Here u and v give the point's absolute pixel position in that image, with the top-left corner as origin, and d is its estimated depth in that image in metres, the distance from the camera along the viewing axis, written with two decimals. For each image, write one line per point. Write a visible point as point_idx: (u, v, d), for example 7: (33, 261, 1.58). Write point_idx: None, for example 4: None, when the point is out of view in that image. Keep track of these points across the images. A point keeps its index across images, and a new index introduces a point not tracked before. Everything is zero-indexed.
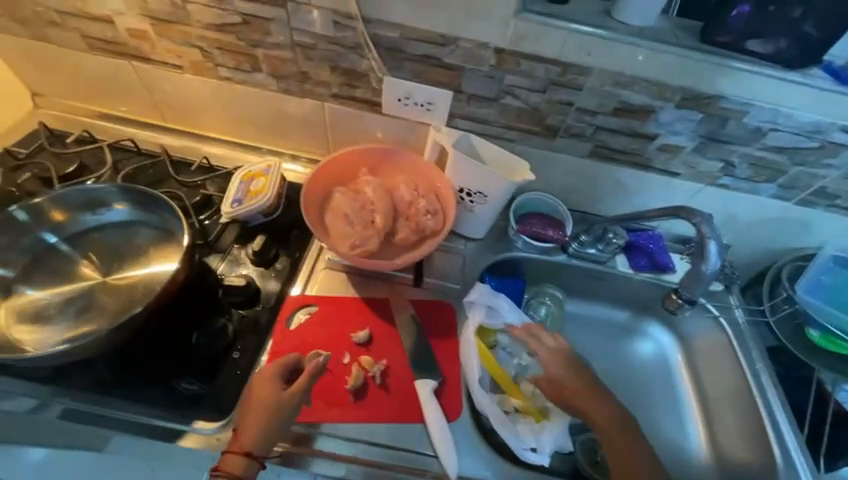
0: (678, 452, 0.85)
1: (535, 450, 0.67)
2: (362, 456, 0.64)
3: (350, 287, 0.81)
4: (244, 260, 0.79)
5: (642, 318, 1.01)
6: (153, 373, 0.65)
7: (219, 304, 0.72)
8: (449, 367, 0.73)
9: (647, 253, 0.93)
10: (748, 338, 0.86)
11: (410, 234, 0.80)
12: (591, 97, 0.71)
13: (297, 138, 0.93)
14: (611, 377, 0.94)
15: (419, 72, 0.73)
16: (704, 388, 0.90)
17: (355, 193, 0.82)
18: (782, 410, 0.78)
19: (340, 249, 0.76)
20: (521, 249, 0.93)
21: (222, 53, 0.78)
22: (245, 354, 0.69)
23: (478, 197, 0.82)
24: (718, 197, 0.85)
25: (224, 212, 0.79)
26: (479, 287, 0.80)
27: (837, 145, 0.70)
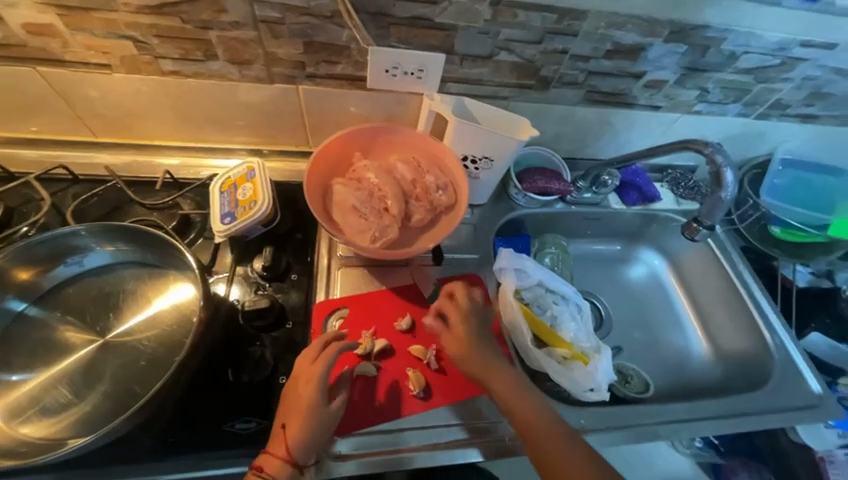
0: (685, 355, 0.97)
1: (593, 389, 0.73)
2: (442, 440, 0.65)
3: (373, 280, 0.78)
4: (254, 278, 0.71)
5: (634, 247, 1.09)
6: (196, 424, 0.58)
7: (245, 332, 0.65)
8: (495, 336, 0.75)
9: (636, 187, 0.99)
10: (726, 244, 0.99)
11: (426, 214, 0.76)
12: (586, 42, 0.70)
13: (270, 131, 0.83)
14: (618, 305, 1.03)
15: (408, 37, 0.66)
16: (695, 295, 1.02)
17: (356, 182, 0.76)
18: (765, 298, 0.91)
19: (358, 245, 0.71)
20: (523, 205, 0.94)
21: (163, 41, 0.64)
22: (292, 376, 0.64)
23: (483, 163, 0.80)
24: (692, 124, 0.92)
25: (216, 231, 0.70)
26: (505, 253, 0.81)
27: (795, 59, 0.77)
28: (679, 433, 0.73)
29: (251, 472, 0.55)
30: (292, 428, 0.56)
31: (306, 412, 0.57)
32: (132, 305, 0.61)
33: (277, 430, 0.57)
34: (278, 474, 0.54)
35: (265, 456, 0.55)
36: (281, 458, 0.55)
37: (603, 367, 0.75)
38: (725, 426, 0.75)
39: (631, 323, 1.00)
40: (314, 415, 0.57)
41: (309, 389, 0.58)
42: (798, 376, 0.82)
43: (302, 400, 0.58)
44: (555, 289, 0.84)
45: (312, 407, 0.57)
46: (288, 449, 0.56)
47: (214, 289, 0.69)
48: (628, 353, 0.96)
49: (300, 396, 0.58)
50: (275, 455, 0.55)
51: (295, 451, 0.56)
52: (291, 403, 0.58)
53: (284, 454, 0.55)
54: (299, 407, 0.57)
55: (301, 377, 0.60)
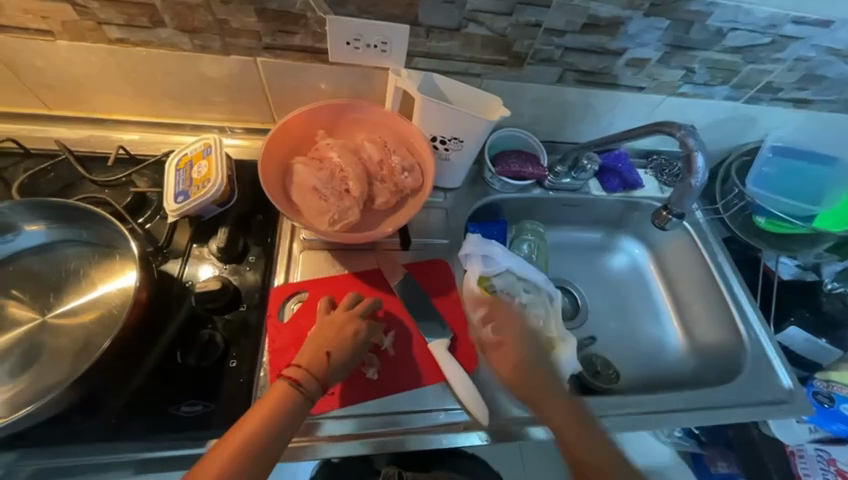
0: (660, 346, 0.95)
1: None
2: (397, 427, 0.64)
3: (336, 264, 0.76)
4: (210, 259, 0.69)
5: (615, 235, 1.07)
6: (139, 407, 0.57)
7: (196, 315, 0.64)
8: (456, 322, 0.73)
9: (617, 173, 0.96)
10: (706, 234, 0.96)
11: (390, 196, 0.73)
12: (560, 14, 0.66)
13: (233, 107, 0.79)
14: (595, 296, 1.02)
15: (367, 6, 0.62)
16: (674, 286, 0.99)
17: (318, 162, 0.73)
18: (743, 290, 0.89)
19: (317, 227, 0.69)
20: (498, 190, 0.91)
21: (104, 6, 0.61)
22: (243, 360, 0.63)
23: (453, 144, 0.76)
24: (677, 107, 0.87)
25: (169, 211, 0.67)
26: (471, 239, 0.78)
27: (787, 38, 0.73)
28: (641, 425, 0.71)
29: (283, 381, 0.55)
30: (338, 355, 0.58)
31: (356, 346, 0.60)
32: (74, 285, 0.59)
33: (311, 353, 0.58)
34: (311, 392, 0.55)
35: (300, 370, 0.56)
36: (317, 379, 0.56)
37: (564, 357, 0.75)
38: (689, 419, 0.74)
39: (607, 313, 0.99)
40: (358, 350, 0.60)
41: (359, 328, 0.61)
42: (768, 370, 0.80)
43: (352, 334, 0.61)
44: (524, 277, 0.82)
45: (360, 343, 0.60)
46: (324, 373, 0.57)
47: (167, 271, 0.67)
48: (601, 344, 0.95)
49: (353, 333, 0.61)
50: (310, 373, 0.56)
51: (328, 376, 0.57)
52: (333, 335, 0.60)
53: (318, 373, 0.57)
54: (352, 339, 0.60)
55: (354, 318, 0.63)
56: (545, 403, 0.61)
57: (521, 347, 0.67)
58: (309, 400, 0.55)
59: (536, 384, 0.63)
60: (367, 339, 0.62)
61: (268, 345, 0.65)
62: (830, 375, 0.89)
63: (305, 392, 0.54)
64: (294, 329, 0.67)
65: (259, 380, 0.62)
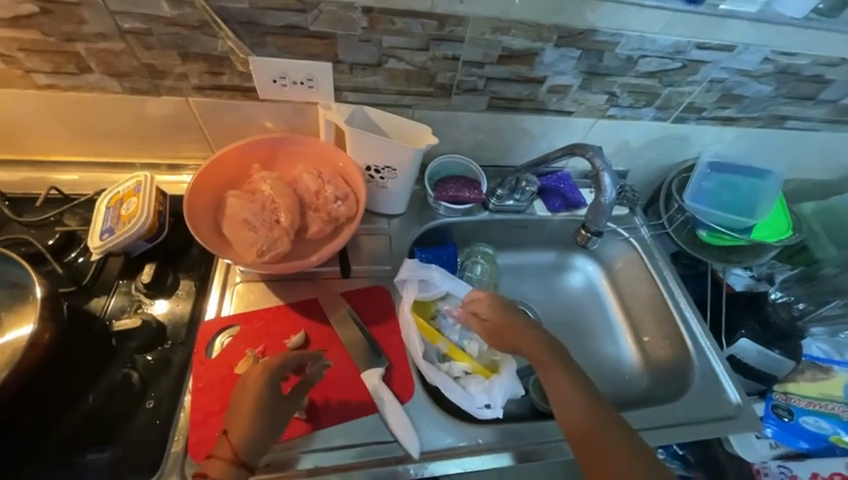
0: (615, 365, 0.94)
1: (488, 406, 0.69)
2: (325, 464, 0.61)
3: (272, 295, 0.75)
4: (139, 295, 0.69)
5: (569, 254, 1.07)
6: (45, 454, 0.55)
7: (116, 353, 0.63)
8: (391, 349, 0.72)
9: (560, 193, 0.98)
10: (653, 250, 0.97)
11: (323, 225, 0.74)
12: (475, 47, 0.70)
13: (171, 144, 0.81)
14: (551, 316, 1.01)
15: (287, 47, 0.66)
16: (627, 303, 0.99)
17: (251, 195, 0.74)
18: (689, 304, 0.89)
19: (247, 259, 0.68)
20: (444, 214, 0.92)
21: (29, 54, 0.63)
22: (162, 400, 0.61)
23: (387, 172, 0.78)
24: (609, 128, 0.91)
25: (93, 248, 0.67)
26: (407, 264, 0.78)
27: (696, 62, 0.77)
28: None
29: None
30: (239, 430, 0.53)
31: (260, 411, 0.55)
32: None
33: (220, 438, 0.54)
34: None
35: (210, 461, 0.51)
36: (226, 460, 0.51)
37: (503, 382, 0.70)
38: None
39: (562, 333, 0.98)
40: (263, 413, 0.55)
41: (253, 387, 0.56)
42: (717, 383, 0.79)
43: (251, 397, 0.55)
44: None
45: (270, 405, 0.55)
46: (233, 451, 0.52)
47: (89, 309, 0.66)
48: None
49: (250, 397, 0.55)
50: (220, 459, 0.51)
51: (246, 455, 0.52)
52: (236, 405, 0.55)
53: (230, 455, 0.52)
54: (250, 404, 0.54)
55: (252, 377, 0.57)
56: (532, 345, 0.65)
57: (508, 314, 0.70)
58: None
59: (516, 324, 0.68)
60: (270, 396, 0.56)
61: (190, 383, 0.63)
62: (787, 387, 0.89)
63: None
64: (218, 366, 0.65)
65: (177, 421, 0.60)
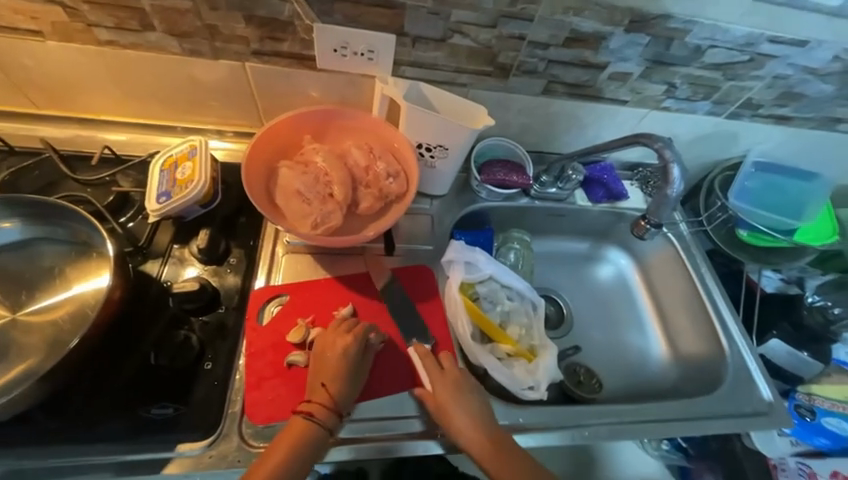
0: (643, 356, 0.95)
1: (532, 388, 0.71)
2: (373, 434, 0.63)
3: (319, 268, 0.76)
4: (192, 260, 0.70)
5: (601, 245, 1.08)
6: (110, 406, 0.58)
7: (174, 315, 0.64)
8: (435, 326, 0.73)
9: (603, 184, 0.97)
10: (691, 246, 0.97)
11: (374, 201, 0.74)
12: (543, 27, 0.68)
13: (220, 111, 0.80)
14: (582, 305, 1.02)
15: (353, 16, 0.64)
16: (658, 297, 1.00)
17: (303, 166, 0.73)
18: (725, 303, 0.90)
19: (300, 230, 0.69)
20: (485, 198, 0.92)
21: (92, 8, 0.62)
22: (218, 362, 0.63)
23: (438, 151, 0.77)
24: (661, 120, 0.89)
25: (150, 211, 0.67)
26: (454, 245, 0.79)
27: (764, 56, 0.75)
28: (621, 434, 0.71)
29: (298, 417, 0.57)
30: (337, 382, 0.59)
31: (351, 368, 0.61)
32: (48, 284, 0.59)
33: (316, 386, 0.60)
34: (326, 423, 0.57)
35: (311, 404, 0.58)
36: (327, 405, 0.58)
37: (545, 364, 0.74)
38: (668, 431, 0.73)
39: (591, 322, 0.99)
40: (355, 371, 0.61)
41: (349, 348, 0.62)
42: (749, 382, 0.80)
43: (345, 355, 0.61)
44: (507, 285, 0.83)
45: (351, 361, 0.61)
46: (332, 398, 0.59)
47: (146, 270, 0.67)
48: (586, 352, 0.95)
49: (343, 356, 0.61)
50: (322, 404, 0.58)
51: (340, 402, 0.59)
52: (330, 361, 0.61)
53: (329, 401, 0.58)
54: (346, 361, 0.61)
55: (342, 338, 0.63)
56: None
57: (512, 376, 0.71)
58: (324, 428, 0.57)
59: None
60: (360, 356, 0.63)
61: (245, 348, 0.65)
62: (811, 388, 0.91)
63: (320, 422, 0.57)
64: (271, 333, 0.66)
65: (233, 383, 0.62)
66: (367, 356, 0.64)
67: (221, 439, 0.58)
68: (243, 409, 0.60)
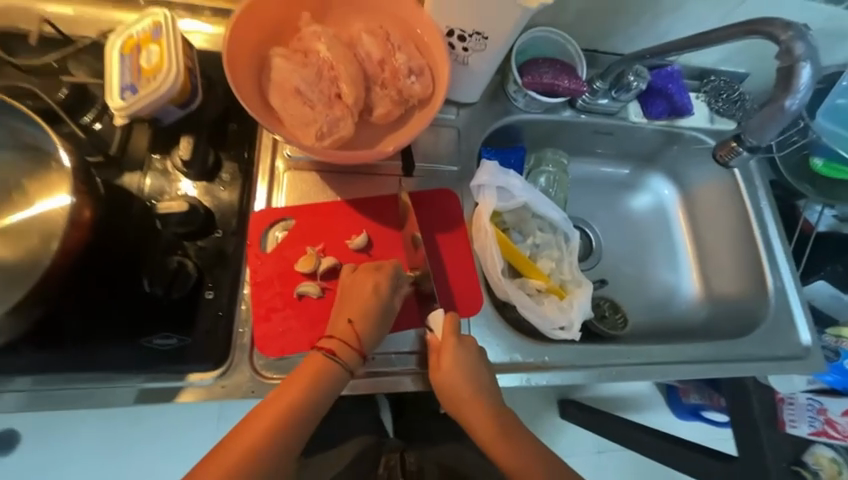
0: (672, 293, 0.89)
1: (563, 327, 0.66)
2: (392, 367, 0.60)
3: (328, 188, 0.65)
4: (177, 174, 0.59)
5: (644, 171, 0.95)
6: (107, 334, 0.53)
7: (163, 238, 0.56)
8: (463, 258, 0.65)
9: (667, 96, 0.81)
10: (754, 177, 0.85)
11: (392, 106, 0.59)
12: None
13: None
14: (612, 236, 0.93)
15: None
16: (700, 231, 0.90)
17: (303, 57, 0.58)
18: (779, 241, 0.82)
19: (302, 141, 0.56)
20: (522, 109, 0.77)
21: None
22: (220, 292, 0.57)
23: (475, 42, 0.60)
24: (760, 8, 0.69)
25: (114, 109, 0.54)
26: (486, 167, 0.68)
27: None
28: (648, 374, 0.68)
29: (317, 352, 0.52)
30: (364, 324, 0.54)
31: (383, 311, 0.55)
32: (10, 200, 0.50)
33: (340, 323, 0.54)
34: (349, 365, 0.53)
35: (332, 341, 0.53)
36: (353, 347, 0.53)
37: (577, 302, 0.68)
38: (696, 372, 0.71)
39: (622, 256, 0.92)
40: (385, 314, 0.55)
41: (380, 288, 0.55)
42: (789, 325, 0.76)
43: (373, 296, 0.54)
44: (541, 214, 0.73)
45: (382, 302, 0.55)
46: (358, 340, 0.54)
47: (124, 185, 0.57)
48: (612, 286, 0.89)
49: (371, 297, 0.54)
50: (346, 344, 0.53)
51: (365, 344, 0.54)
52: (355, 300, 0.55)
53: (356, 345, 0.53)
54: (376, 304, 0.54)
55: (368, 276, 0.56)
56: None
57: (471, 354, 0.57)
58: (345, 370, 0.52)
59: None
60: (391, 297, 0.56)
61: (249, 277, 0.58)
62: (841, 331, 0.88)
63: (345, 365, 0.52)
64: (277, 260, 0.59)
65: (239, 314, 0.57)
66: (396, 296, 0.57)
67: (232, 370, 0.55)
68: (252, 342, 0.56)
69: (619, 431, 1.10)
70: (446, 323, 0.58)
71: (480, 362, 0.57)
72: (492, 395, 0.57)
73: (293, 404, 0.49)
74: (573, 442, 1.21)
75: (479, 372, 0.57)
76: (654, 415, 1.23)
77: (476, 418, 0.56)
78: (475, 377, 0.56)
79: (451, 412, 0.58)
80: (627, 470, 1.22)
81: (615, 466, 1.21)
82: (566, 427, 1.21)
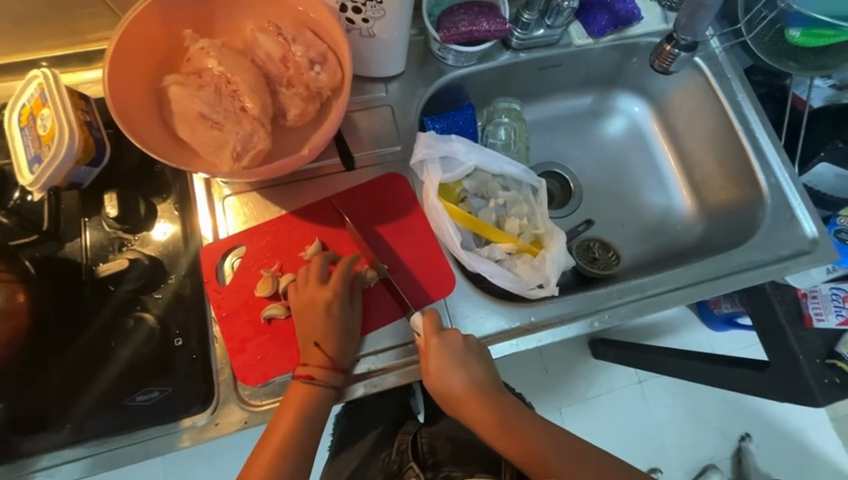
0: (664, 216, 0.84)
1: (542, 285, 0.64)
2: (378, 367, 0.58)
3: (271, 205, 0.62)
4: (115, 232, 0.58)
5: (609, 94, 0.87)
6: (91, 405, 0.54)
7: (118, 299, 0.56)
8: (424, 243, 0.63)
9: (607, 7, 0.73)
10: (725, 68, 0.77)
11: (305, 104, 0.55)
12: None
13: (75, 21, 0.59)
14: (588, 170, 0.87)
15: None
16: (682, 143, 0.83)
17: (197, 78, 0.54)
18: (766, 134, 0.74)
19: (222, 167, 0.53)
20: (455, 65, 0.71)
21: None
22: (190, 336, 0.57)
23: (372, 9, 0.55)
24: None
25: (28, 186, 0.53)
26: (423, 140, 0.64)
27: None
28: (645, 309, 0.65)
29: (298, 382, 0.54)
30: (330, 341, 0.55)
31: (340, 323, 0.56)
32: None
33: (309, 348, 0.55)
34: (330, 382, 0.54)
35: (309, 367, 0.54)
36: (326, 365, 0.54)
37: (554, 255, 0.65)
38: (693, 294, 0.67)
39: (604, 190, 0.85)
40: (345, 322, 0.56)
41: (329, 303, 0.55)
42: (790, 220, 0.71)
43: (326, 313, 0.55)
44: (499, 172, 0.69)
45: (338, 316, 0.56)
46: (330, 358, 0.55)
47: (69, 253, 0.57)
48: (599, 225, 0.84)
49: (329, 320, 0.55)
50: (319, 366, 0.54)
51: (339, 359, 0.55)
52: (312, 323, 0.55)
53: (329, 363, 0.54)
54: (331, 320, 0.55)
55: (318, 293, 0.56)
56: None
57: (458, 355, 0.55)
58: (331, 386, 0.54)
59: None
60: (345, 307, 0.56)
61: (215, 313, 0.58)
62: None
63: (328, 383, 0.54)
64: (236, 291, 0.58)
65: (214, 351, 0.57)
66: (354, 303, 0.58)
67: (223, 407, 0.56)
68: (234, 376, 0.56)
69: (656, 362, 1.07)
70: (424, 325, 0.57)
71: (469, 354, 0.56)
72: (486, 385, 0.58)
73: (285, 446, 0.53)
74: (613, 378, 1.20)
75: (470, 367, 0.56)
76: (691, 336, 1.20)
77: (474, 413, 0.58)
78: (469, 371, 0.56)
79: (448, 409, 0.59)
80: (675, 396, 1.19)
81: (661, 395, 1.19)
82: (602, 366, 1.20)
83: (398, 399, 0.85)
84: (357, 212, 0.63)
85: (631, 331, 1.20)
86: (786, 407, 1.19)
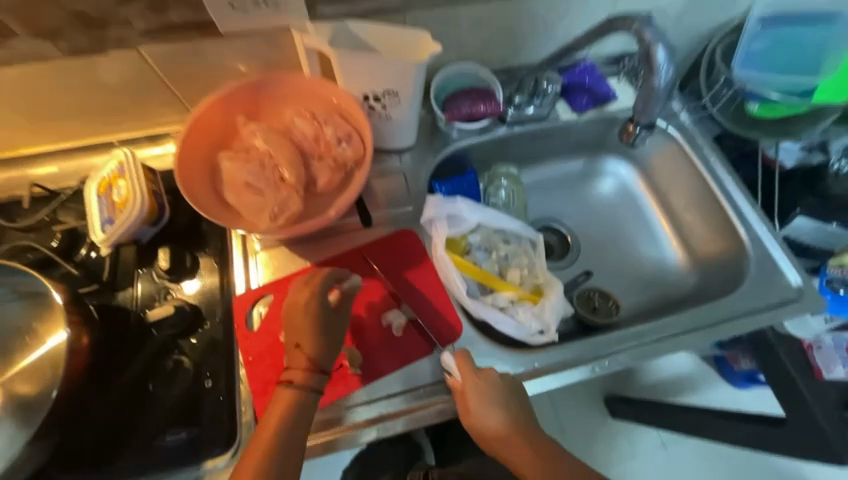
0: (660, 268, 0.89)
1: (542, 331, 0.69)
2: (390, 410, 0.62)
3: (298, 259, 0.71)
4: (163, 282, 0.66)
5: (597, 159, 0.97)
6: (122, 445, 0.58)
7: (159, 342, 0.63)
8: (433, 291, 0.69)
9: (586, 89, 0.87)
10: (697, 136, 0.87)
11: (331, 174, 0.66)
12: None
13: (147, 112, 0.73)
14: (585, 226, 0.94)
15: None
16: (668, 200, 0.91)
17: (245, 154, 0.66)
18: (741, 193, 0.82)
19: (260, 226, 0.63)
20: (459, 138, 0.83)
21: None
22: (218, 378, 0.62)
23: (388, 99, 0.67)
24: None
25: (99, 242, 0.64)
26: (431, 201, 0.73)
27: None
28: (646, 356, 0.68)
29: (281, 387, 0.56)
30: (308, 341, 0.57)
31: (321, 320, 0.59)
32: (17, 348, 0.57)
33: (292, 350, 0.58)
34: (307, 384, 0.56)
35: (292, 371, 0.57)
36: (306, 367, 0.57)
37: (553, 303, 0.70)
38: (691, 342, 0.70)
39: (602, 244, 0.92)
40: (325, 320, 0.59)
41: (311, 301, 0.59)
42: (773, 270, 0.75)
43: (307, 312, 0.58)
44: (500, 228, 0.77)
45: (323, 322, 0.59)
46: (309, 359, 0.57)
47: (121, 301, 0.64)
48: (599, 276, 0.90)
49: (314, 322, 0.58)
50: (300, 368, 0.56)
51: (319, 360, 0.57)
52: (296, 323, 0.59)
53: (308, 364, 0.57)
54: (311, 317, 0.58)
55: (303, 295, 0.60)
56: None
57: (496, 394, 0.59)
58: (311, 390, 0.56)
59: None
60: (330, 310, 0.60)
61: (242, 357, 0.63)
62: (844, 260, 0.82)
63: (309, 387, 0.56)
64: (264, 337, 0.64)
65: (239, 394, 0.61)
66: (338, 306, 0.61)
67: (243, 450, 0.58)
68: (254, 418, 0.60)
69: (677, 420, 1.05)
70: (460, 367, 0.61)
71: (507, 393, 0.60)
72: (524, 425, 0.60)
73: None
74: (635, 439, 1.16)
75: (508, 406, 0.59)
76: (714, 394, 1.18)
77: (515, 453, 0.60)
78: (508, 411, 0.59)
79: (492, 451, 0.61)
80: (701, 458, 1.14)
81: (687, 457, 1.14)
82: (624, 427, 1.17)
83: (411, 452, 0.85)
84: (377, 262, 0.71)
85: (647, 387, 1.18)
86: (826, 473, 1.11)
